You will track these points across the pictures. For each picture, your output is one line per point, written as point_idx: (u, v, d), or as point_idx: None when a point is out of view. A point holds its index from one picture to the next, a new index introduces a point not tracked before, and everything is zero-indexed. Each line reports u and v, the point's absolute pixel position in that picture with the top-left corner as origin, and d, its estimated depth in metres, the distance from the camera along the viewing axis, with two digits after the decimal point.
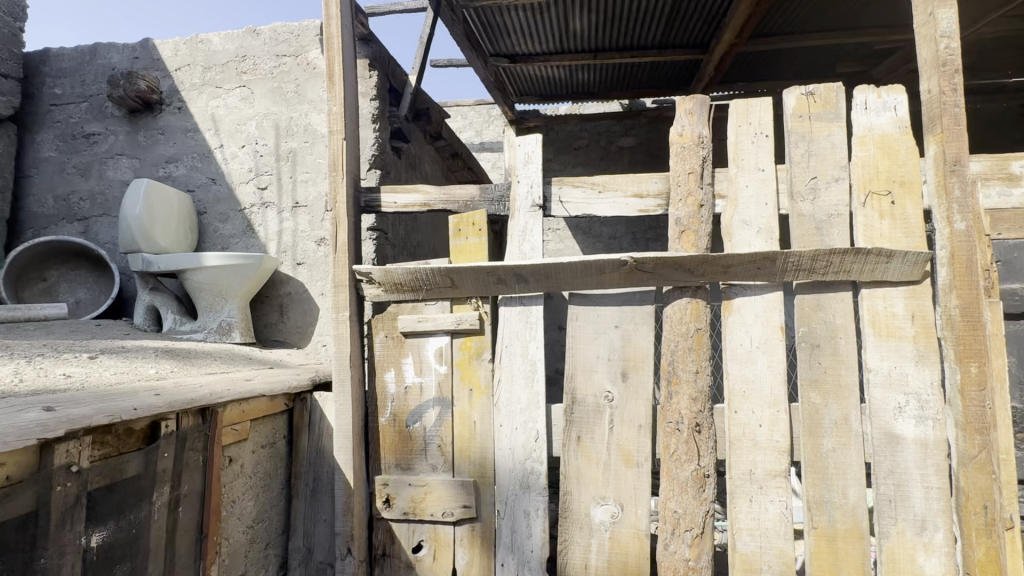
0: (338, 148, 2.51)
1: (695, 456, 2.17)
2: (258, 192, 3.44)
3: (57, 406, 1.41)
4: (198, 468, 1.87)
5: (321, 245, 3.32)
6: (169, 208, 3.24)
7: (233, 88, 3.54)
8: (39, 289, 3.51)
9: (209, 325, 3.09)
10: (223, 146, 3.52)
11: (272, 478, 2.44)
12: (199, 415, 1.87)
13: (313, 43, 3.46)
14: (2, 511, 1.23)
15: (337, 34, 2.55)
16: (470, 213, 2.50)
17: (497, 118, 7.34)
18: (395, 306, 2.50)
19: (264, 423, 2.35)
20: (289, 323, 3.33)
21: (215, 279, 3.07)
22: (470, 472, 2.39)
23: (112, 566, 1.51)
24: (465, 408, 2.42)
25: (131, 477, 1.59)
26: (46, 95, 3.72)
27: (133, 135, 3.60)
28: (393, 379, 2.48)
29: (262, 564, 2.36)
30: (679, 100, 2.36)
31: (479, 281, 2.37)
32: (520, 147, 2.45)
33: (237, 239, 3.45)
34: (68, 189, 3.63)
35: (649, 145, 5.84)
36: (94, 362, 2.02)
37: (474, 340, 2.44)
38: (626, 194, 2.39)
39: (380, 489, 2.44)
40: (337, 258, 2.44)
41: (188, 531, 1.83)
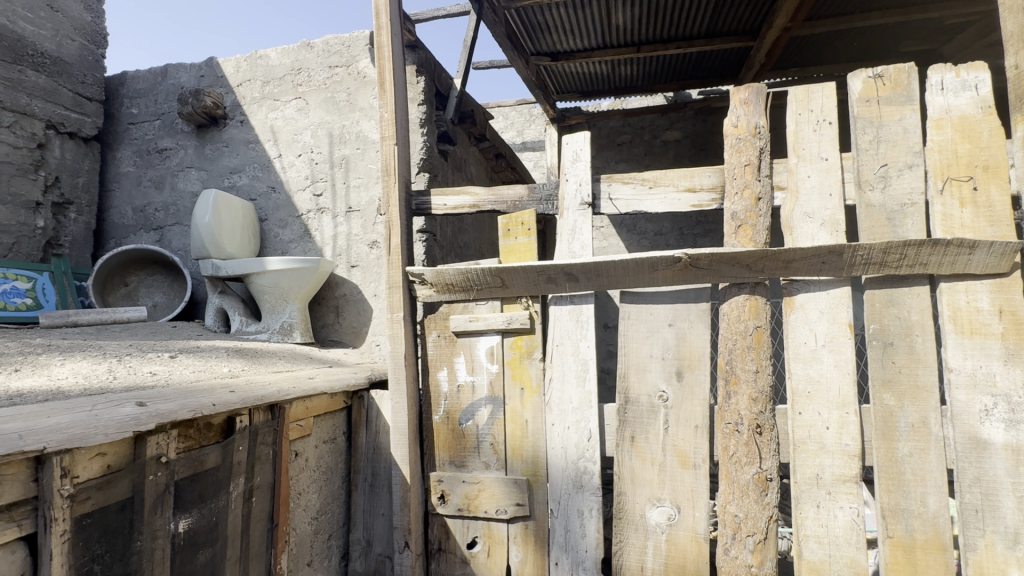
0: (390, 154, 2.58)
1: (756, 458, 2.10)
2: (314, 199, 3.60)
3: (147, 401, 1.53)
4: (268, 461, 1.98)
5: (373, 248, 3.44)
6: (234, 216, 3.45)
7: (289, 100, 3.71)
8: (122, 294, 3.81)
9: (272, 326, 3.26)
10: (281, 155, 3.70)
11: (333, 472, 2.54)
12: (269, 411, 1.98)
13: (363, 53, 3.58)
14: (105, 496, 1.34)
15: (388, 41, 2.63)
16: (519, 213, 2.52)
17: (538, 117, 7.33)
18: (447, 306, 2.54)
19: (325, 419, 2.46)
20: (345, 323, 3.46)
21: (278, 282, 3.24)
22: (523, 470, 2.41)
23: (196, 550, 1.62)
24: (517, 407, 2.44)
25: (212, 468, 1.70)
26: (124, 115, 4.04)
27: (201, 149, 3.85)
28: (446, 377, 2.53)
29: (326, 554, 2.46)
30: (733, 90, 2.28)
31: (529, 281, 2.37)
32: (568, 146, 2.44)
33: (296, 243, 3.61)
34: (145, 201, 3.92)
35: (695, 138, 5.68)
36: (174, 361, 2.18)
37: (525, 339, 2.45)
38: (678, 189, 2.33)
39: (435, 485, 2.50)
40: (391, 260, 2.52)
41: (261, 520, 1.94)
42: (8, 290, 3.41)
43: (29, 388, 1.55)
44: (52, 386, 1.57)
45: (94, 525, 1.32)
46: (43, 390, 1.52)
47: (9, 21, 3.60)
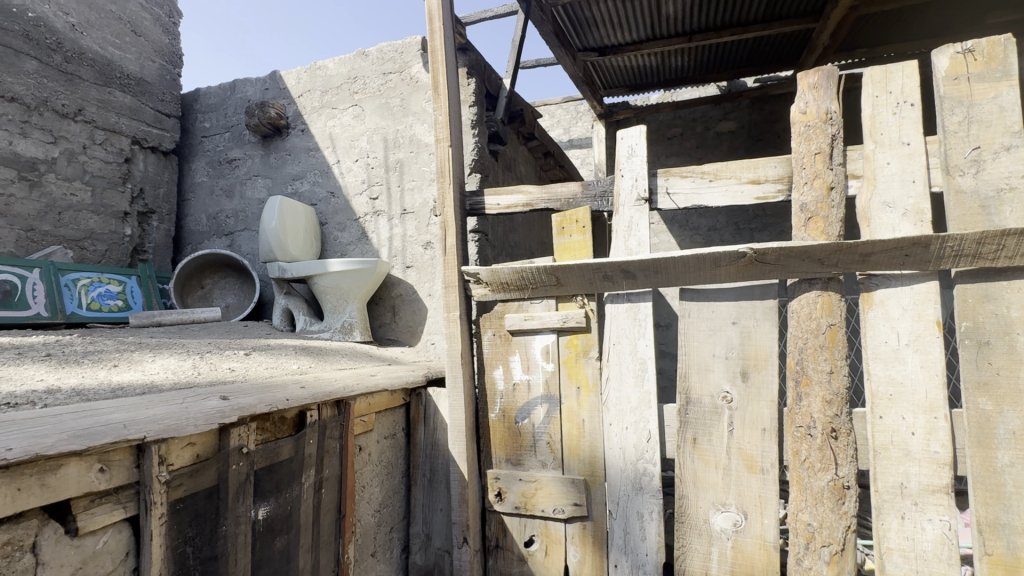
0: (444, 156, 2.63)
1: (831, 464, 1.97)
2: (371, 202, 3.72)
3: (230, 395, 1.63)
4: (335, 454, 2.06)
5: (427, 249, 3.52)
6: (297, 220, 3.62)
7: (346, 107, 3.86)
8: (198, 296, 4.08)
9: (334, 326, 3.40)
10: (340, 161, 3.85)
11: (394, 467, 2.62)
12: (335, 406, 2.06)
13: (415, 58, 3.67)
14: (195, 483, 1.44)
15: (440, 45, 2.67)
16: (573, 210, 2.50)
17: (585, 113, 7.25)
18: (501, 305, 2.56)
19: (386, 415, 2.54)
20: (401, 322, 3.55)
21: (339, 283, 3.38)
22: (581, 471, 2.39)
23: (273, 537, 1.71)
24: (573, 407, 2.42)
25: (286, 459, 1.78)
26: (198, 129, 4.33)
27: (266, 157, 4.07)
28: (501, 376, 2.55)
29: (388, 546, 2.54)
30: (801, 75, 2.15)
31: (585, 279, 2.34)
32: (623, 140, 2.39)
33: (354, 245, 3.75)
34: (217, 208, 4.19)
35: (752, 128, 5.44)
36: (249, 358, 2.31)
37: (581, 338, 2.43)
38: (741, 181, 2.22)
39: (492, 482, 2.52)
40: (446, 260, 2.56)
41: (330, 511, 2.03)
42: (101, 291, 3.61)
43: (126, 382, 1.68)
44: (147, 381, 1.70)
45: (186, 510, 1.41)
46: (138, 384, 1.65)
47: (99, 47, 3.92)
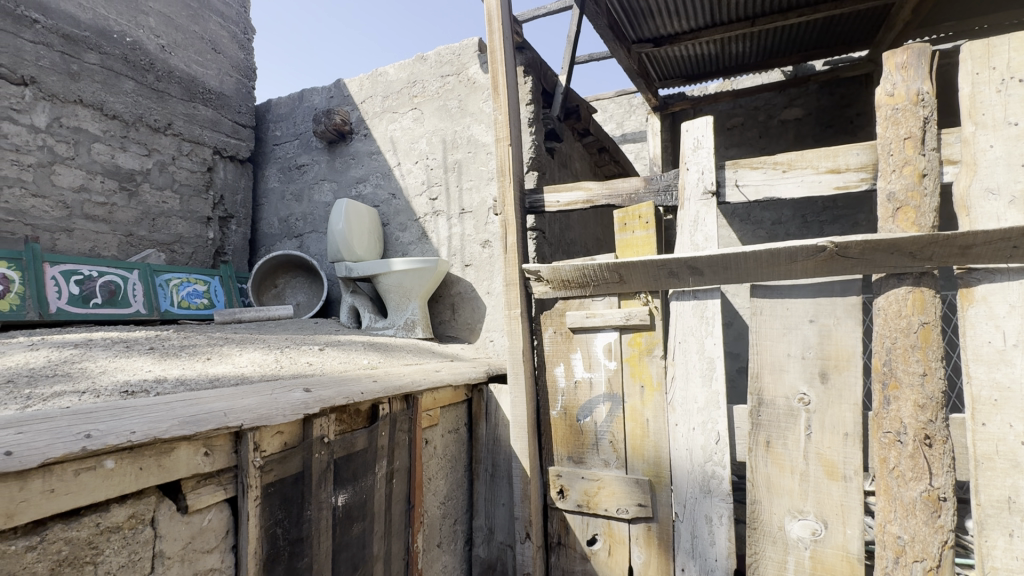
0: (504, 154, 2.65)
1: (924, 474, 1.83)
2: (430, 202, 3.82)
3: (312, 388, 1.72)
4: (405, 446, 2.14)
5: (485, 247, 3.57)
6: (362, 222, 3.77)
7: (406, 111, 3.98)
8: (272, 294, 4.35)
9: (397, 323, 3.51)
10: (401, 164, 3.97)
11: (457, 461, 2.68)
12: (404, 400, 2.14)
13: (473, 60, 3.72)
14: (284, 469, 1.53)
15: (500, 45, 2.70)
16: (635, 206, 2.46)
17: (639, 106, 7.08)
18: (562, 302, 2.55)
19: (450, 410, 2.60)
20: (460, 320, 3.63)
21: (402, 281, 3.49)
22: (645, 471, 2.34)
23: (351, 523, 1.81)
24: (637, 405, 2.38)
25: (362, 449, 1.87)
26: (270, 138, 4.61)
27: (332, 162, 4.27)
28: (563, 373, 2.55)
29: (452, 537, 2.60)
30: (887, 54, 2.00)
31: (649, 276, 2.30)
32: (688, 133, 2.31)
33: (414, 245, 3.87)
34: (288, 212, 4.45)
35: (822, 114, 5.12)
36: (323, 353, 2.44)
37: (644, 336, 2.39)
38: (818, 170, 2.10)
39: (554, 480, 2.52)
40: (507, 257, 2.57)
41: (400, 501, 2.11)
42: (190, 291, 3.91)
43: (220, 374, 1.82)
44: (238, 374, 1.83)
45: (276, 493, 1.50)
46: (231, 376, 1.78)
47: (185, 66, 4.25)
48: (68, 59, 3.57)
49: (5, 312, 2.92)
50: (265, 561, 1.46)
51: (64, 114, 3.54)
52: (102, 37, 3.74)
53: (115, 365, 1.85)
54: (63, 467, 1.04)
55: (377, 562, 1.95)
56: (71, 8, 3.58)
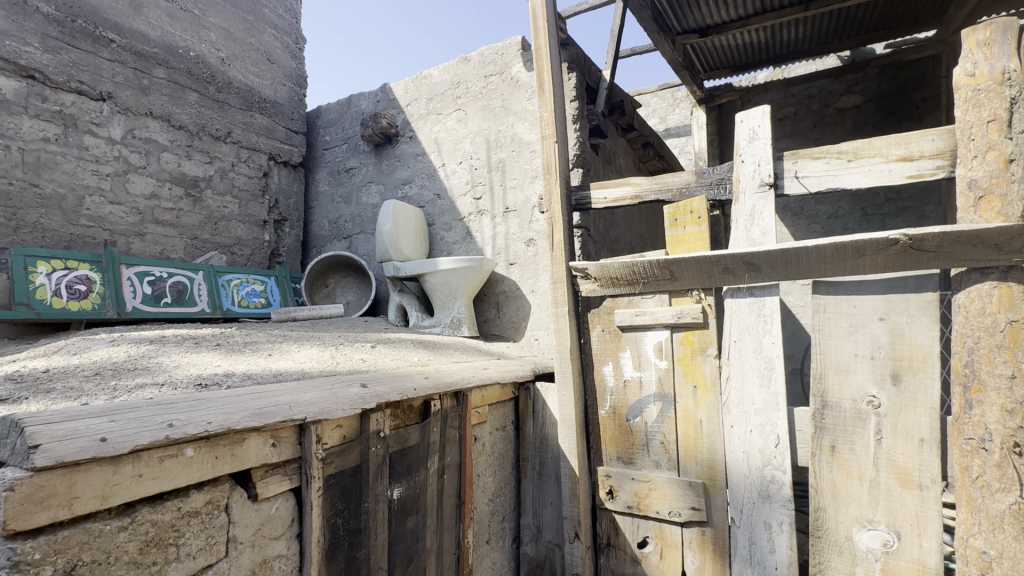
0: (550, 151, 2.63)
1: (1014, 486, 1.68)
2: (474, 202, 3.85)
3: (368, 383, 1.77)
4: (455, 443, 2.17)
5: (530, 246, 3.56)
6: (408, 222, 3.85)
7: (450, 112, 4.03)
8: (324, 293, 4.49)
9: (443, 321, 3.55)
10: (445, 164, 4.03)
11: (505, 459, 2.69)
12: (454, 397, 2.17)
13: (516, 59, 3.72)
14: (343, 461, 1.58)
15: (545, 42, 2.69)
16: (687, 200, 2.39)
17: (683, 100, 6.89)
18: (610, 300, 2.52)
19: (497, 407, 2.61)
20: (505, 318, 3.64)
21: (448, 280, 3.54)
22: (699, 473, 2.28)
23: (406, 516, 1.85)
24: (689, 406, 2.31)
25: (415, 444, 1.91)
26: (321, 143, 4.79)
27: (379, 165, 4.38)
28: (611, 372, 2.50)
29: (501, 534, 2.61)
30: (967, 31, 1.85)
31: (702, 273, 2.22)
32: (743, 124, 2.22)
33: (459, 244, 3.91)
34: (338, 214, 4.60)
35: (884, 100, 4.81)
36: (375, 350, 2.50)
37: (697, 335, 2.32)
38: (888, 158, 1.96)
39: (603, 480, 2.49)
40: (554, 255, 2.55)
41: (451, 496, 2.14)
42: (249, 291, 4.11)
43: (283, 369, 1.90)
44: (298, 369, 1.91)
45: (336, 485, 1.55)
46: (292, 371, 1.86)
47: (243, 77, 4.47)
48: (140, 74, 3.82)
49: (88, 310, 3.16)
50: (327, 550, 1.51)
51: (137, 126, 3.79)
52: (169, 53, 3.99)
53: (187, 360, 1.96)
54: (149, 454, 1.11)
55: (430, 555, 1.98)
56: (142, 27, 3.84)
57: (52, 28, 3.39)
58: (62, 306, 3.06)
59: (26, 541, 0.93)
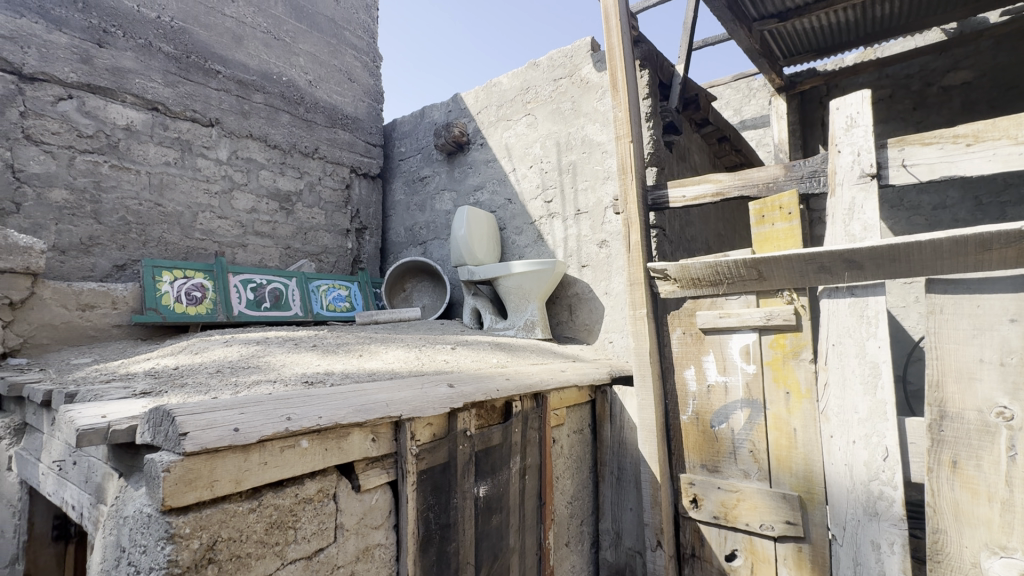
0: (626, 151, 2.60)
1: None
2: (545, 205, 3.88)
3: (454, 383, 1.84)
4: (536, 444, 2.20)
5: (603, 247, 3.53)
6: (481, 227, 3.95)
7: (520, 118, 4.09)
8: (401, 297, 4.68)
9: (517, 324, 3.59)
10: (516, 169, 4.09)
11: (583, 462, 2.67)
12: (534, 399, 2.20)
13: (585, 60, 3.71)
14: (434, 457, 1.65)
15: (618, 41, 2.66)
16: (775, 196, 2.27)
17: (760, 89, 6.52)
18: (692, 301, 2.43)
19: (575, 410, 2.61)
20: (578, 320, 3.62)
21: (521, 283, 3.58)
22: (793, 485, 2.14)
23: (491, 514, 1.90)
24: (781, 413, 2.18)
25: (498, 444, 1.95)
26: (397, 154, 5.05)
27: (451, 173, 4.53)
28: (693, 376, 2.42)
29: (579, 538, 2.60)
30: None
31: (795, 272, 2.09)
32: (838, 111, 2.08)
33: (530, 247, 3.95)
34: (413, 222, 4.82)
35: (1002, 73, 4.26)
36: (455, 352, 2.59)
37: (789, 338, 2.19)
38: (1016, 140, 1.75)
39: (686, 488, 2.40)
40: (631, 257, 2.51)
41: (532, 497, 2.16)
42: (335, 295, 4.39)
43: (375, 369, 2.02)
44: (389, 369, 2.02)
45: (428, 480, 1.62)
46: (384, 371, 1.97)
47: (328, 96, 4.80)
48: (241, 100, 4.22)
49: (203, 314, 3.53)
50: (421, 543, 1.58)
51: (239, 147, 4.18)
52: (266, 79, 4.37)
53: (291, 360, 2.14)
54: (272, 444, 1.22)
55: (513, 554, 2.01)
56: (243, 57, 4.24)
57: (171, 65, 3.84)
58: (182, 310, 3.43)
59: (178, 516, 1.06)
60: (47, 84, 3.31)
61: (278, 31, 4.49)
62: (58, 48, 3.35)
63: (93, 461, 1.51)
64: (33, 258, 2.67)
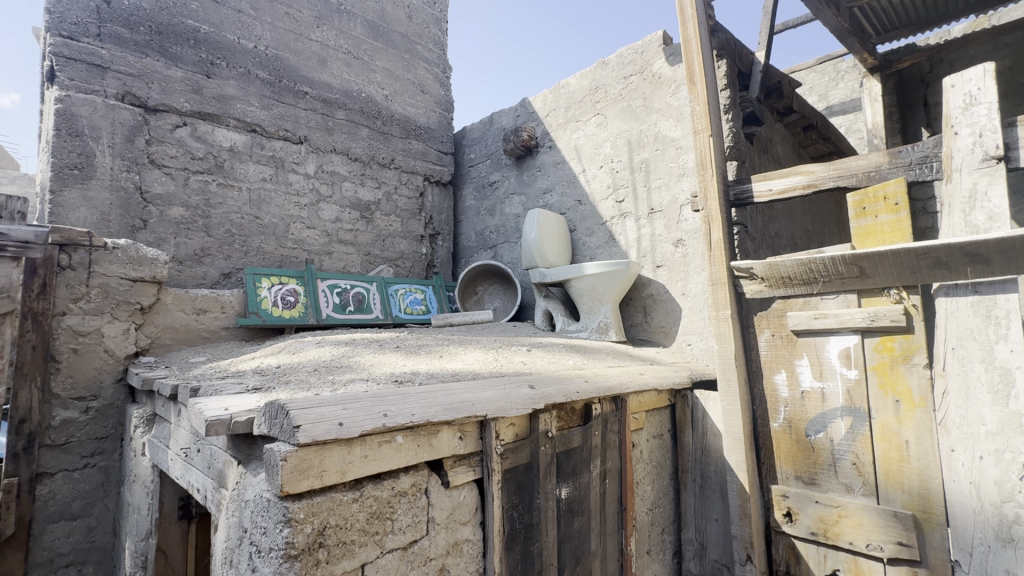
0: (705, 145, 2.49)
1: None
2: (617, 205, 3.81)
3: (535, 385, 1.86)
4: (616, 448, 2.16)
5: (679, 247, 3.41)
6: (552, 229, 3.95)
7: (589, 118, 4.06)
8: (473, 300, 4.78)
9: (590, 326, 3.55)
10: (586, 170, 4.06)
11: (663, 468, 2.59)
12: (613, 402, 2.16)
13: (657, 55, 3.61)
14: (517, 457, 1.67)
15: (694, 33, 2.57)
16: (878, 185, 2.08)
17: (849, 71, 6.01)
18: (781, 301, 2.29)
19: (654, 414, 2.54)
20: (653, 322, 3.52)
21: (594, 285, 3.54)
22: (907, 503, 1.95)
23: (573, 516, 1.90)
24: (889, 423, 1.99)
25: (578, 446, 1.94)
26: (468, 161, 5.20)
27: (520, 176, 4.59)
28: (785, 382, 2.27)
29: (661, 547, 2.51)
30: None
31: (903, 267, 1.89)
32: (954, 89, 1.87)
33: (602, 248, 3.90)
34: (484, 226, 4.93)
35: None
36: (531, 353, 2.61)
37: (898, 340, 1.99)
38: None
39: (779, 500, 2.26)
40: (712, 255, 2.40)
41: (613, 501, 2.13)
42: (412, 299, 4.58)
43: (458, 370, 2.09)
44: (470, 370, 2.08)
45: (512, 479, 1.64)
46: (466, 371, 2.03)
47: (403, 109, 5.03)
48: (326, 118, 4.53)
49: (297, 317, 3.83)
50: (506, 541, 1.61)
51: (325, 162, 4.49)
52: (347, 97, 4.66)
53: (378, 361, 2.27)
54: (371, 439, 1.30)
55: (595, 558, 1.99)
56: (327, 78, 4.55)
57: (266, 90, 4.20)
58: (279, 314, 3.74)
59: (294, 502, 1.16)
60: (167, 114, 3.74)
61: (357, 51, 4.77)
62: (175, 81, 3.77)
63: (214, 449, 1.68)
64: (159, 267, 3.02)
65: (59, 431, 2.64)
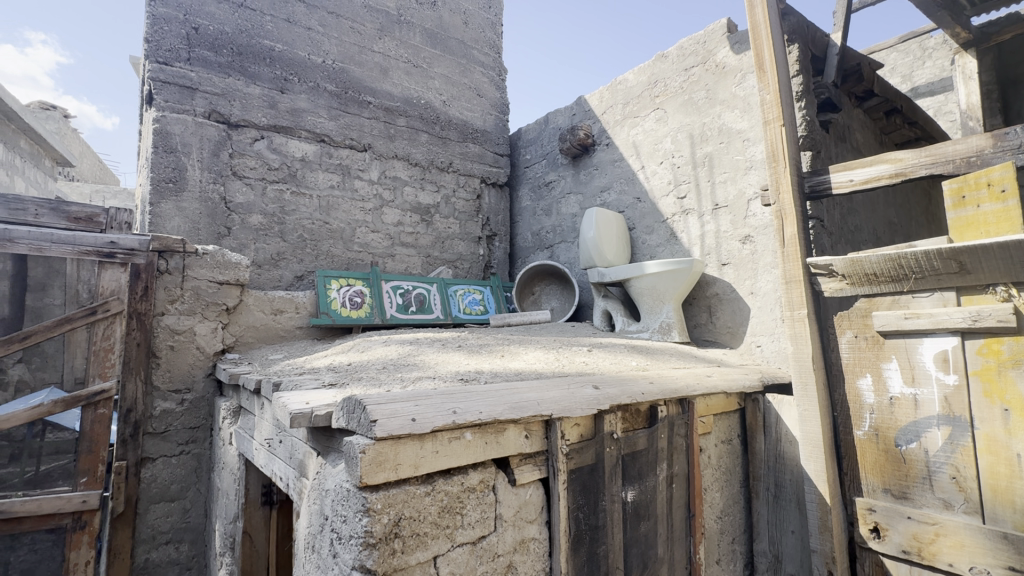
0: (776, 136, 2.36)
1: None
2: (678, 202, 3.70)
3: (599, 385, 1.83)
4: (683, 452, 2.10)
5: (746, 243, 3.25)
6: (610, 227, 3.89)
7: (648, 113, 3.96)
8: (530, 300, 4.78)
9: (652, 326, 3.46)
10: (645, 166, 3.96)
11: (732, 475, 2.48)
12: (680, 405, 2.10)
13: (721, 43, 3.47)
14: (582, 457, 1.66)
15: (763, 18, 2.43)
16: (981, 171, 1.89)
17: (937, 49, 5.49)
18: (865, 301, 2.12)
19: (723, 418, 2.44)
20: (719, 322, 3.38)
21: (655, 284, 3.44)
22: (1019, 525, 1.74)
23: (640, 520, 1.86)
24: (996, 434, 1.79)
25: (644, 449, 1.89)
26: (524, 162, 5.23)
27: (577, 175, 4.55)
28: (870, 387, 2.11)
29: (732, 557, 2.41)
30: None
31: (1011, 261, 1.73)
32: None
33: (662, 247, 3.79)
34: (540, 227, 4.94)
35: None
36: (592, 353, 2.59)
37: (1006, 343, 1.78)
38: None
39: (865, 515, 2.10)
40: (786, 252, 2.28)
41: (680, 506, 2.07)
42: (471, 299, 4.67)
43: (520, 369, 2.10)
44: (532, 370, 2.09)
45: (577, 479, 1.63)
46: (529, 371, 2.05)
47: (460, 113, 5.14)
48: (388, 125, 4.70)
49: (363, 317, 4.01)
50: (572, 542, 1.60)
51: (387, 168, 4.67)
52: (408, 104, 4.82)
53: (442, 359, 2.33)
54: (442, 434, 1.34)
55: (662, 564, 1.94)
56: (389, 87, 4.73)
57: (333, 101, 4.43)
58: (347, 314, 3.93)
59: (371, 493, 1.21)
60: (247, 129, 4.03)
61: (417, 59, 4.92)
62: (253, 98, 4.06)
63: (296, 441, 1.79)
64: (241, 271, 3.24)
65: (159, 420, 2.92)
